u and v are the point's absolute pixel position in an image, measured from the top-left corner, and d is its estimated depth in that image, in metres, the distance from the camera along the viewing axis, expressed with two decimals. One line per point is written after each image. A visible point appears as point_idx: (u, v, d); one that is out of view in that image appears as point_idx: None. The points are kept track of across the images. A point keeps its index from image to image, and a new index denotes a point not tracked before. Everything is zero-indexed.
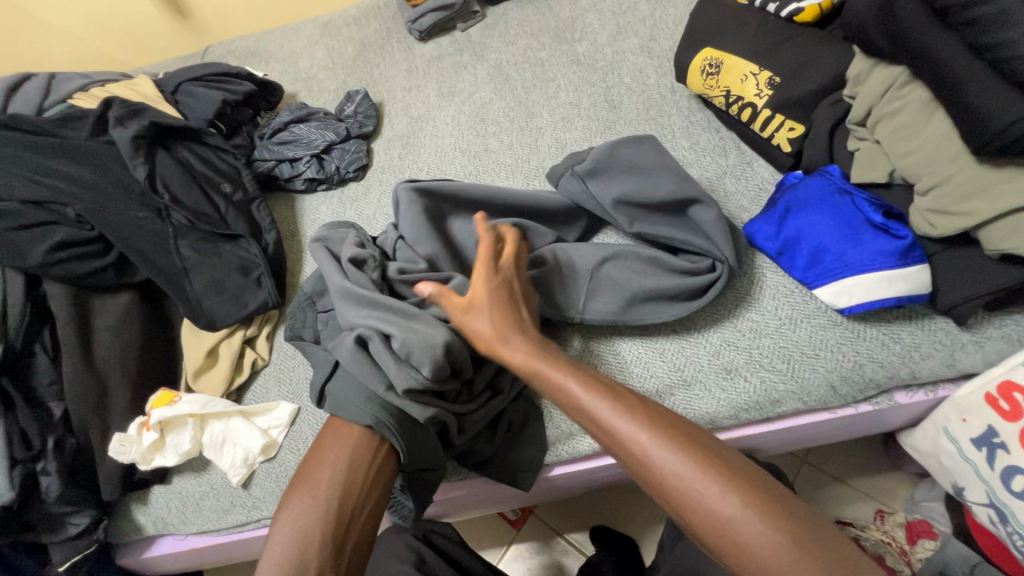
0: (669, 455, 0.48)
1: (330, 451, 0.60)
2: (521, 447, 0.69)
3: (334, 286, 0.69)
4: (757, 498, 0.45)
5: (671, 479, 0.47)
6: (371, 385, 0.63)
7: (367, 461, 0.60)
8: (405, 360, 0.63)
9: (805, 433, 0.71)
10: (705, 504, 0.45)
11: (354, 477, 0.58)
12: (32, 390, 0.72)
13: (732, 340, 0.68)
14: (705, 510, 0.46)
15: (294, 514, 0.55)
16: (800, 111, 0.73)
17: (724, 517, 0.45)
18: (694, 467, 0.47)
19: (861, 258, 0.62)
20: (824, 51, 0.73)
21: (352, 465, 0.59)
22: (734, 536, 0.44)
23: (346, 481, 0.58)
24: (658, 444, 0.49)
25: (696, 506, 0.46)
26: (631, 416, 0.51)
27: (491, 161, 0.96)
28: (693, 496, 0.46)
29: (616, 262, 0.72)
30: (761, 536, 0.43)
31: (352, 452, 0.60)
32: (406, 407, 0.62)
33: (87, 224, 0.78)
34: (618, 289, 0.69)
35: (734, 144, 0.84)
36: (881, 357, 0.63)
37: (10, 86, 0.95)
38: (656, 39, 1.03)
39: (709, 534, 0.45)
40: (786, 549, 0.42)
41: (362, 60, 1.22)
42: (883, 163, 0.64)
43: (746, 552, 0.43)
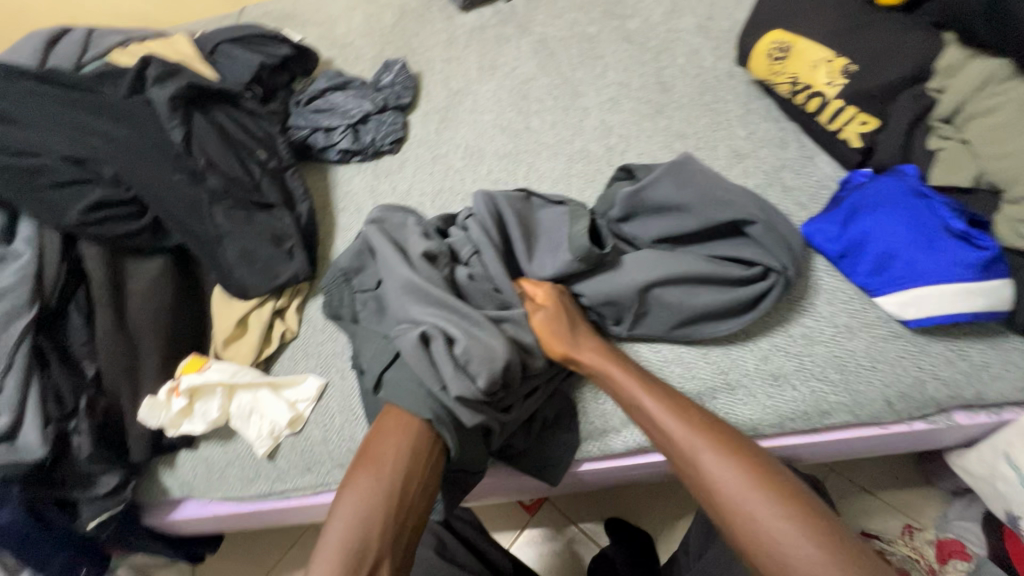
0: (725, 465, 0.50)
1: (386, 444, 0.57)
2: (551, 442, 0.67)
3: (399, 277, 0.66)
4: (808, 519, 0.46)
5: (724, 489, 0.50)
6: (428, 383, 0.60)
7: (422, 460, 0.58)
8: (463, 367, 0.60)
9: (850, 447, 0.68)
10: (755, 518, 0.47)
11: (414, 466, 0.57)
12: (66, 349, 0.72)
13: (783, 345, 0.64)
14: (752, 521, 0.47)
15: (357, 494, 0.55)
16: (876, 103, 0.67)
17: (771, 529, 0.46)
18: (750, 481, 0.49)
19: (936, 267, 0.57)
20: (909, 37, 0.67)
21: (408, 462, 0.57)
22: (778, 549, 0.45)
23: (407, 469, 0.56)
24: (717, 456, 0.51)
25: (744, 519, 0.48)
26: (694, 429, 0.54)
27: (532, 141, 0.92)
28: (744, 509, 0.48)
29: (667, 284, 0.65)
30: (808, 556, 0.44)
31: (408, 449, 0.57)
32: (457, 410, 0.59)
33: (123, 184, 0.77)
34: (668, 309, 0.65)
35: (795, 136, 0.79)
36: (945, 374, 0.59)
37: (49, 39, 0.93)
38: (715, 19, 0.97)
39: (753, 547, 0.47)
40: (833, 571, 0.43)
41: (400, 28, 1.18)
42: (969, 165, 0.60)
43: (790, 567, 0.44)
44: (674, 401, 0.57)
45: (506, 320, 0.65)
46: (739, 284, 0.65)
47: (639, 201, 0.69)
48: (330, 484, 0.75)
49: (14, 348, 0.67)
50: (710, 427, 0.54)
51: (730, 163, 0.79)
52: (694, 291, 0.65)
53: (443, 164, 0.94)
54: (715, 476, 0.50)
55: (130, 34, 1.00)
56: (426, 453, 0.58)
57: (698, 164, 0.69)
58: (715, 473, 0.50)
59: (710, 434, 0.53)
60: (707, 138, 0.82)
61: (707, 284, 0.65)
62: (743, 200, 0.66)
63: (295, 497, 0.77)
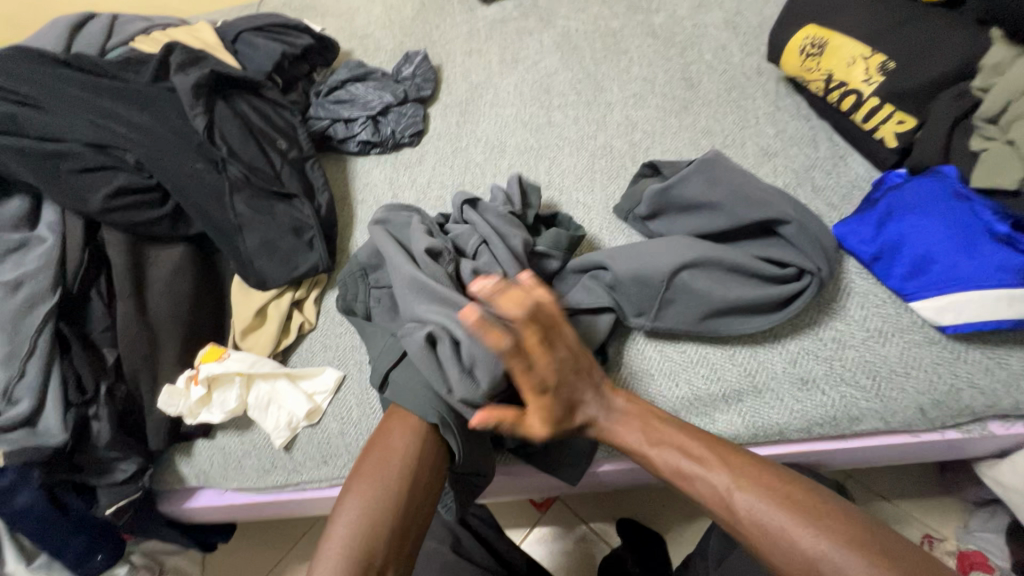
0: (738, 483, 0.53)
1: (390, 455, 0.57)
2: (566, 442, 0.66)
3: (405, 275, 0.65)
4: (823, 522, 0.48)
5: (740, 508, 0.51)
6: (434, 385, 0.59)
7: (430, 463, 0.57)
8: (468, 370, 0.59)
9: (878, 454, 0.66)
10: (791, 541, 0.48)
11: (420, 470, 0.57)
12: (87, 335, 0.72)
13: (812, 349, 0.63)
14: (770, 532, 0.50)
15: (362, 498, 0.55)
16: (914, 101, 0.65)
17: (805, 548, 0.48)
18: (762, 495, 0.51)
19: (976, 272, 0.55)
20: (951, 34, 0.64)
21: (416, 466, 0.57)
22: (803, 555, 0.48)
23: (413, 473, 0.56)
24: (724, 476, 0.53)
25: (783, 546, 0.49)
26: (701, 467, 0.55)
27: (554, 135, 0.91)
28: (778, 536, 0.49)
29: (696, 269, 0.64)
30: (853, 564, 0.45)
31: (416, 453, 0.57)
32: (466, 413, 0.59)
33: (146, 171, 0.77)
34: (697, 298, 0.63)
35: (826, 135, 0.77)
36: (982, 383, 0.58)
37: (75, 24, 0.94)
38: (743, 14, 0.95)
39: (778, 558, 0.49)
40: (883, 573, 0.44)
41: (421, 20, 1.17)
42: (1015, 167, 0.55)
43: None
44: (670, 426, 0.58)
45: None
46: (768, 284, 0.63)
47: (669, 198, 0.69)
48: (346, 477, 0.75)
49: (36, 333, 0.67)
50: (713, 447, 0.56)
51: (759, 161, 0.77)
52: (721, 286, 0.63)
53: (464, 158, 0.93)
54: (730, 498, 0.52)
55: (154, 21, 1.00)
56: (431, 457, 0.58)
57: (728, 162, 0.68)
58: (730, 493, 0.52)
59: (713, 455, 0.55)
60: (735, 135, 0.81)
61: (737, 283, 0.64)
62: (775, 198, 0.65)
63: (310, 489, 0.77)
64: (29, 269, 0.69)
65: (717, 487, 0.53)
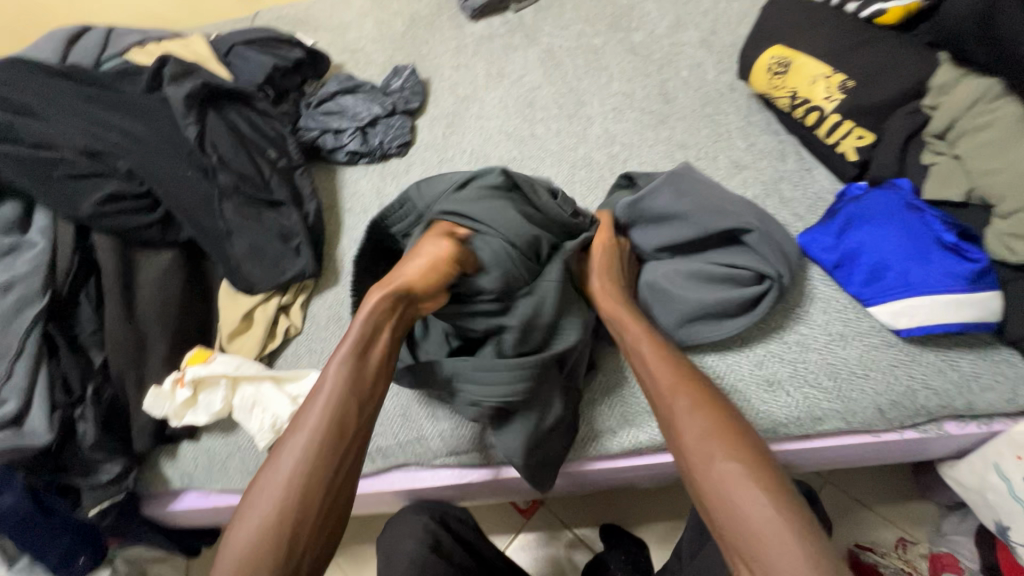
0: (698, 415, 0.53)
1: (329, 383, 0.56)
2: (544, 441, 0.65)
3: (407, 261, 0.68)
4: (784, 493, 0.47)
5: (697, 448, 0.51)
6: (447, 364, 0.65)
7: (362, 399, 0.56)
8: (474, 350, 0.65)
9: (844, 455, 0.69)
10: (713, 466, 0.50)
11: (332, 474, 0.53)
12: (75, 338, 0.74)
13: (777, 352, 0.65)
14: (690, 445, 0.52)
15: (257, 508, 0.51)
16: (871, 118, 0.69)
17: (720, 473, 0.49)
18: (738, 458, 0.49)
19: (928, 278, 0.58)
20: (905, 54, 0.68)
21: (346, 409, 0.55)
22: (753, 526, 0.46)
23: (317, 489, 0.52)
24: (706, 424, 0.52)
25: (701, 462, 0.51)
26: (679, 387, 0.56)
27: (536, 147, 0.94)
28: (703, 454, 0.51)
29: (684, 275, 0.68)
30: (760, 517, 0.46)
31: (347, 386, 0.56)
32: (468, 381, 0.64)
33: (137, 178, 0.79)
34: (684, 304, 0.67)
35: (794, 149, 0.81)
36: (936, 383, 0.60)
37: (70, 37, 0.96)
38: (718, 34, 0.99)
39: (711, 502, 0.49)
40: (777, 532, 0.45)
41: (411, 35, 1.20)
42: (961, 180, 0.61)
43: (732, 509, 0.47)
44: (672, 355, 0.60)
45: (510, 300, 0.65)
46: (732, 291, 0.66)
47: (640, 213, 0.72)
48: None
49: (25, 335, 0.69)
50: (707, 394, 0.55)
51: (730, 174, 0.81)
52: (687, 290, 0.67)
53: (449, 168, 0.96)
54: (699, 437, 0.52)
55: (148, 35, 1.03)
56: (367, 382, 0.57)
57: (695, 175, 0.71)
58: (704, 436, 0.52)
59: (699, 397, 0.55)
60: (708, 149, 0.84)
61: (709, 289, 0.66)
62: (739, 210, 0.68)
63: None
64: (20, 273, 0.70)
65: (693, 430, 0.53)
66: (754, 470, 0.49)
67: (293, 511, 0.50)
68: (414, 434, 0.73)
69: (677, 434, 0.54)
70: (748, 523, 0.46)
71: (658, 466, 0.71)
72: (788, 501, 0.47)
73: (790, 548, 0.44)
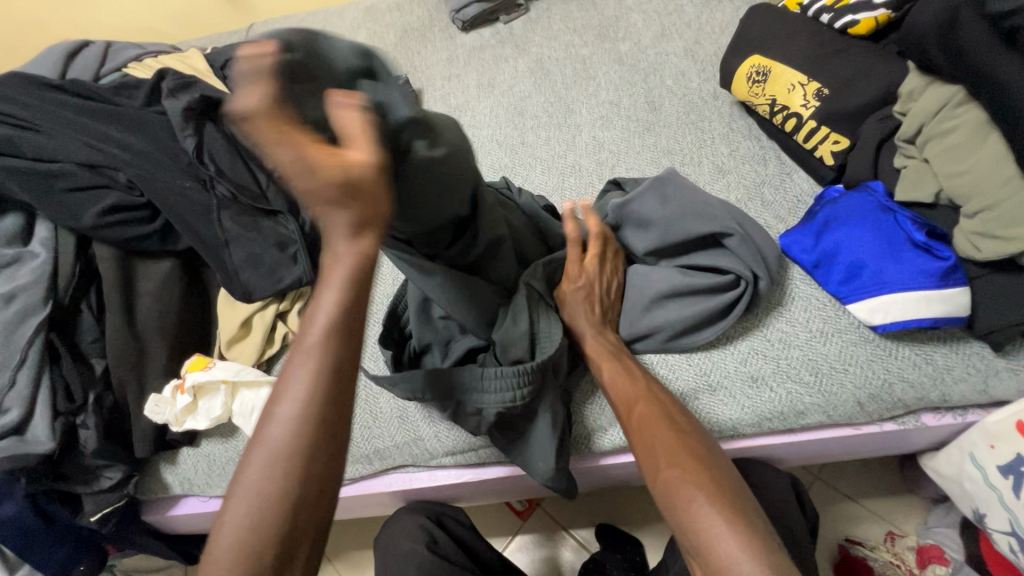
0: (649, 433, 0.57)
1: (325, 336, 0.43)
2: (532, 442, 0.66)
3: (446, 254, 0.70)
4: (725, 497, 0.49)
5: (649, 460, 0.55)
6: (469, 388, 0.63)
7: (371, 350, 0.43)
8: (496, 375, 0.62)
9: (827, 447, 0.71)
10: (662, 479, 0.53)
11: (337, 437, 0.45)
12: (77, 346, 0.75)
13: (761, 349, 0.68)
14: (644, 462, 0.55)
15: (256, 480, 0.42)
16: (846, 124, 0.72)
17: (667, 485, 0.52)
18: (682, 466, 0.52)
19: (900, 276, 0.61)
20: (876, 63, 0.72)
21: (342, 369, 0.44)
22: (696, 529, 0.48)
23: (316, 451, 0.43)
24: (657, 440, 0.55)
25: (653, 477, 0.54)
26: (635, 408, 0.60)
27: (527, 155, 0.97)
28: (653, 469, 0.54)
29: (669, 298, 0.70)
30: (704, 521, 0.48)
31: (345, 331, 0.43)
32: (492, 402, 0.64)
33: (136, 189, 0.82)
34: (665, 323, 0.69)
35: (775, 154, 0.84)
36: (912, 377, 0.63)
37: (71, 51, 0.98)
38: (701, 43, 1.02)
39: (663, 509, 0.52)
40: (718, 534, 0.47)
41: (403, 46, 1.23)
42: (930, 182, 0.63)
43: (681, 518, 0.50)
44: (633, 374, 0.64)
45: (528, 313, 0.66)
46: (715, 292, 0.68)
47: (629, 224, 0.75)
48: None
49: (27, 343, 0.70)
50: (661, 411, 0.59)
51: (713, 178, 0.83)
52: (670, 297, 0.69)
53: None
54: (650, 450, 0.55)
55: (146, 48, 1.05)
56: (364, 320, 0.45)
57: (679, 179, 0.73)
58: (655, 448, 0.55)
59: (654, 413, 0.58)
60: (692, 154, 0.87)
61: (691, 300, 0.69)
62: (721, 214, 0.70)
63: None
64: (22, 283, 0.72)
65: (646, 443, 0.56)
66: (699, 475, 0.51)
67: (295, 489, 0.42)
68: (410, 436, 0.75)
69: (636, 448, 0.57)
70: (692, 525, 0.49)
71: None
72: (731, 502, 0.49)
73: (727, 549, 0.46)
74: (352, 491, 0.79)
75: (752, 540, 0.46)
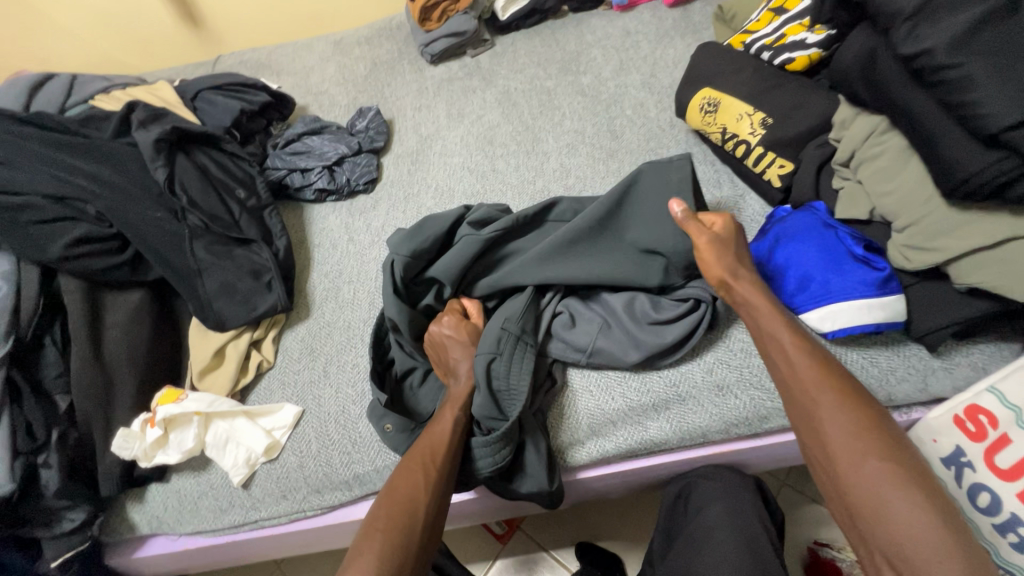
0: (835, 399, 0.56)
1: (442, 422, 0.68)
2: (524, 467, 0.70)
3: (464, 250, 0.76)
4: (899, 452, 0.52)
5: (816, 425, 0.56)
6: (477, 461, 0.68)
7: (458, 410, 0.69)
8: (488, 445, 0.67)
9: (788, 450, 0.76)
10: (834, 436, 0.54)
11: (418, 505, 0.60)
12: (39, 383, 0.73)
13: (724, 359, 0.72)
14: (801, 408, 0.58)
15: (378, 540, 0.57)
16: (788, 150, 0.80)
17: (844, 443, 0.54)
18: (884, 457, 0.52)
19: (844, 286, 0.67)
20: (811, 96, 0.80)
21: (445, 443, 0.65)
22: (890, 515, 0.49)
23: (413, 509, 0.60)
24: (854, 417, 0.54)
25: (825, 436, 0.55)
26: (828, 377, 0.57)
27: (498, 181, 1.00)
28: (829, 424, 0.55)
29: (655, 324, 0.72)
30: (853, 436, 0.54)
31: (455, 430, 0.67)
32: (490, 461, 0.67)
33: (105, 221, 0.81)
34: (641, 344, 0.71)
35: (728, 177, 0.90)
36: (861, 379, 0.68)
37: (34, 84, 0.98)
38: (657, 76, 1.10)
39: (846, 479, 0.53)
40: (892, 474, 0.51)
41: (373, 78, 1.27)
42: (864, 202, 0.70)
43: (846, 455, 0.53)
44: (823, 360, 0.59)
45: (494, 357, 0.69)
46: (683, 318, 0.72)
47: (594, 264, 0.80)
48: (306, 510, 0.77)
49: None
50: (838, 374, 0.58)
51: None
52: (626, 315, 0.73)
53: (416, 203, 1.01)
54: (834, 417, 0.55)
55: (114, 81, 1.05)
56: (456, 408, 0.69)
57: None
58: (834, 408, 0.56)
59: (838, 392, 0.56)
60: None
61: (666, 320, 0.72)
62: None
63: (269, 526, 0.78)
64: None
65: (839, 419, 0.55)
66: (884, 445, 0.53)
67: (405, 540, 0.58)
68: (391, 459, 0.75)
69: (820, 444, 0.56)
70: (869, 486, 0.51)
71: (631, 473, 0.76)
72: (899, 452, 0.52)
73: (904, 503, 0.49)
74: (331, 520, 0.77)
75: (921, 483, 0.51)
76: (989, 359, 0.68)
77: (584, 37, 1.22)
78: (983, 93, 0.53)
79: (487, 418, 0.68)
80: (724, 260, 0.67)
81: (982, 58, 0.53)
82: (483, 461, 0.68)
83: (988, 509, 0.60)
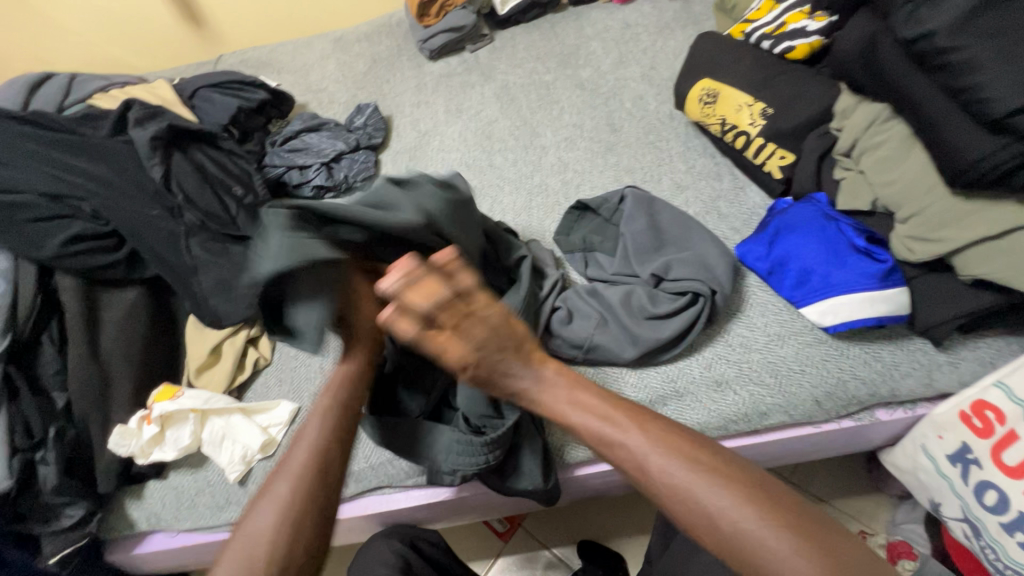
0: (663, 454, 0.48)
1: (310, 424, 0.58)
2: (518, 465, 0.68)
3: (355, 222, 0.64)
4: (770, 502, 0.44)
5: (672, 497, 0.46)
6: (464, 459, 0.66)
7: (329, 404, 0.59)
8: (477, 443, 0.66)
9: (791, 449, 0.74)
10: (719, 513, 0.44)
11: (274, 505, 0.52)
12: (37, 381, 0.73)
13: (723, 354, 0.71)
14: (682, 495, 0.46)
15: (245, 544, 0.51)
16: (790, 141, 0.78)
17: (727, 515, 0.44)
18: (766, 516, 0.43)
19: (846, 279, 0.65)
20: (812, 85, 0.78)
21: (310, 442, 0.56)
22: None
23: (271, 509, 0.52)
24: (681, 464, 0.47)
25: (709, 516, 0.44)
26: (627, 425, 0.50)
27: (495, 176, 0.99)
28: (696, 495, 0.45)
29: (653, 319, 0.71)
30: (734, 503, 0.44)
31: (319, 426, 0.57)
32: (479, 458, 0.66)
33: (102, 219, 0.81)
34: (638, 340, 0.70)
35: (729, 170, 0.89)
36: (863, 374, 0.67)
37: (34, 84, 0.99)
38: (657, 68, 1.08)
39: (737, 553, 0.43)
40: (778, 534, 0.42)
41: (372, 75, 1.26)
42: (866, 193, 0.69)
43: (735, 530, 0.43)
44: (660, 426, 0.50)
45: None
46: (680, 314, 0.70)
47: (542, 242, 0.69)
48: None
49: None
50: (667, 425, 0.50)
51: (672, 194, 0.88)
52: (624, 310, 0.72)
53: None
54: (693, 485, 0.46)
55: (113, 79, 1.06)
56: (339, 405, 0.59)
57: (655, 202, 0.81)
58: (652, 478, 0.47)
59: (669, 446, 0.48)
60: (652, 172, 0.91)
61: (663, 316, 0.70)
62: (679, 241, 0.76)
63: None
64: None
65: (700, 485, 0.45)
66: (744, 492, 0.45)
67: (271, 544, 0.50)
68: (386, 455, 0.75)
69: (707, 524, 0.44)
70: (756, 556, 0.42)
71: None
72: (771, 502, 0.44)
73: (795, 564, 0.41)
74: None
75: (783, 517, 0.43)
76: (997, 353, 0.66)
77: (583, 30, 1.20)
78: (987, 76, 0.51)
79: (478, 415, 0.66)
80: (463, 343, 0.50)
81: (985, 41, 0.51)
82: (471, 459, 0.66)
83: (993, 508, 0.59)
